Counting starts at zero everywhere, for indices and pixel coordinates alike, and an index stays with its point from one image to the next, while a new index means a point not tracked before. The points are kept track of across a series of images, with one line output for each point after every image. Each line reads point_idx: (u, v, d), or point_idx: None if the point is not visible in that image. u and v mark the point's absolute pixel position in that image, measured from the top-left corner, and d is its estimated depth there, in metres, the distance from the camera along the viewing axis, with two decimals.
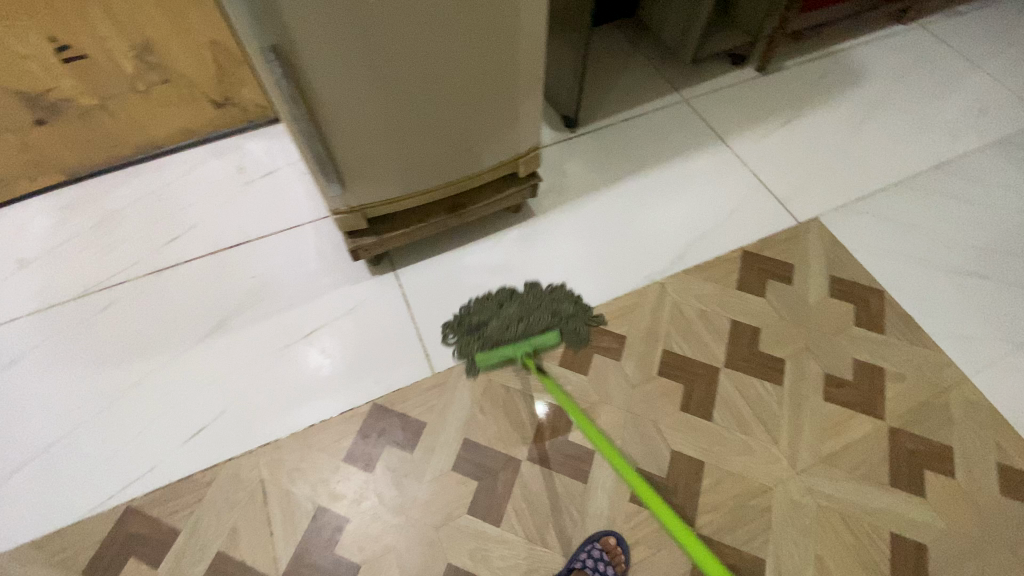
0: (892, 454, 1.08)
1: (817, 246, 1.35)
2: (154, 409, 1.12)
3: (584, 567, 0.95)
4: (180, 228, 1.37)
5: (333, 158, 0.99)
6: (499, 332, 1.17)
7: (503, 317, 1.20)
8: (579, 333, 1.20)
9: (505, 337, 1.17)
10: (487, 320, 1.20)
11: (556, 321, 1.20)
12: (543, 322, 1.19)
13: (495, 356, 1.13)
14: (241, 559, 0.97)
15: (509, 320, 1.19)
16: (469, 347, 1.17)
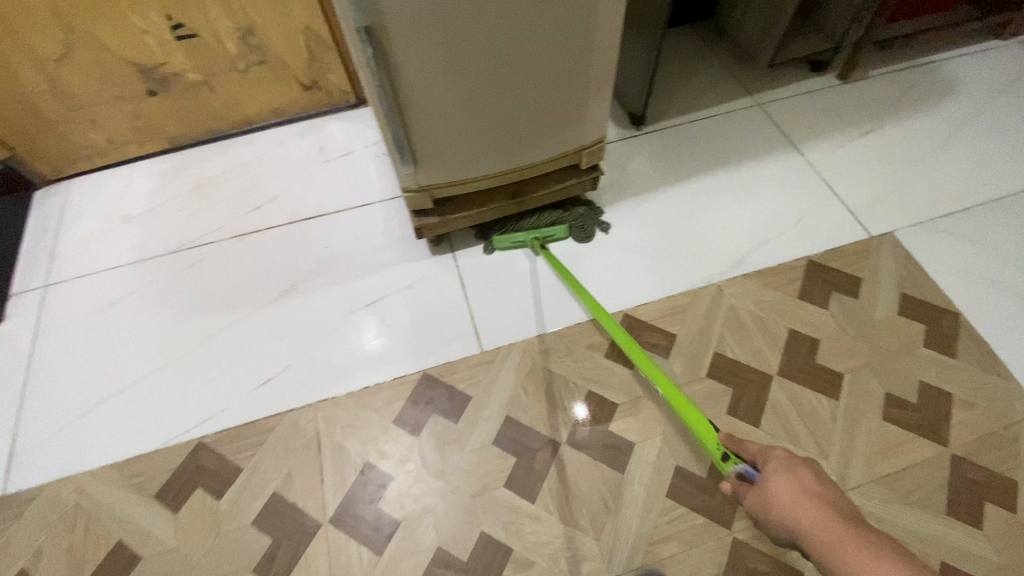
0: (953, 483, 1.02)
1: (889, 261, 1.29)
2: (228, 358, 1.23)
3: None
4: (263, 197, 1.49)
5: (409, 137, 1.05)
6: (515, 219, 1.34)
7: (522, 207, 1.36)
8: (585, 229, 1.34)
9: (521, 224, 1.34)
10: None
11: (568, 216, 1.35)
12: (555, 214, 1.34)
13: (509, 239, 1.31)
14: (293, 502, 1.05)
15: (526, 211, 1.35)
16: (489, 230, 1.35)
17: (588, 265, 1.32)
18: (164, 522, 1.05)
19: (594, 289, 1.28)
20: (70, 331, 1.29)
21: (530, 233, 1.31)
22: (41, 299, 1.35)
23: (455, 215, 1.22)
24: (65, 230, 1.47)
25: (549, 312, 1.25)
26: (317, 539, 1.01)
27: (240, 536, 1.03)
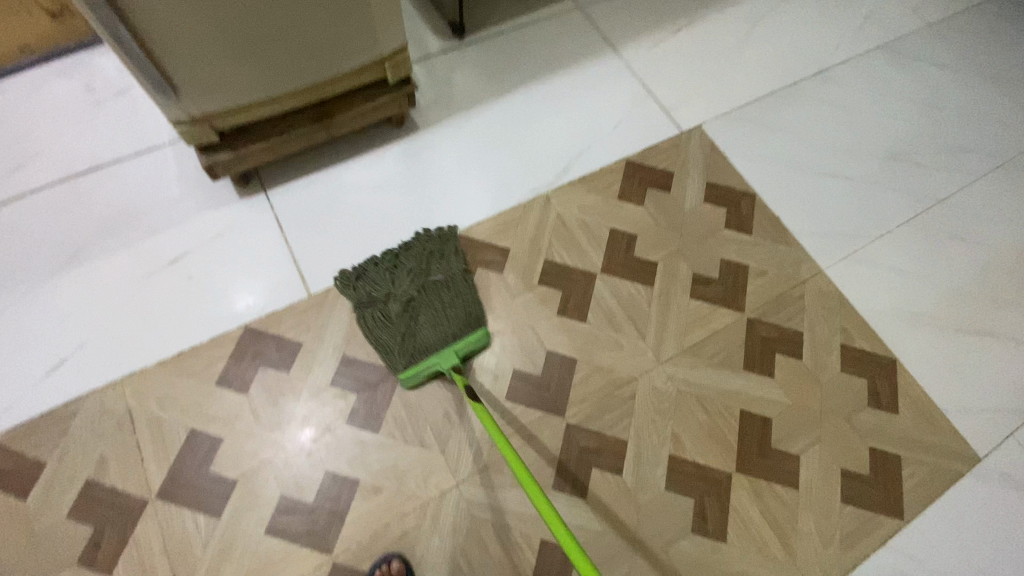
0: (748, 342, 1.17)
1: (697, 154, 1.39)
2: (4, 347, 1.05)
3: None
4: (20, 154, 1.23)
5: (154, 57, 0.89)
6: (422, 335, 1.05)
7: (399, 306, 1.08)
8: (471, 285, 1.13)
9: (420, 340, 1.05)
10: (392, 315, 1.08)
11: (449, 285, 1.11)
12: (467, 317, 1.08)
13: (424, 370, 1.04)
14: (112, 485, 0.96)
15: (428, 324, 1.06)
16: (389, 357, 1.05)
17: (416, 190, 1.27)
18: None
19: (423, 214, 1.24)
20: None
21: (448, 355, 1.04)
22: None
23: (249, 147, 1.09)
24: None
25: (377, 245, 1.20)
26: (145, 516, 0.94)
27: (50, 535, 0.93)
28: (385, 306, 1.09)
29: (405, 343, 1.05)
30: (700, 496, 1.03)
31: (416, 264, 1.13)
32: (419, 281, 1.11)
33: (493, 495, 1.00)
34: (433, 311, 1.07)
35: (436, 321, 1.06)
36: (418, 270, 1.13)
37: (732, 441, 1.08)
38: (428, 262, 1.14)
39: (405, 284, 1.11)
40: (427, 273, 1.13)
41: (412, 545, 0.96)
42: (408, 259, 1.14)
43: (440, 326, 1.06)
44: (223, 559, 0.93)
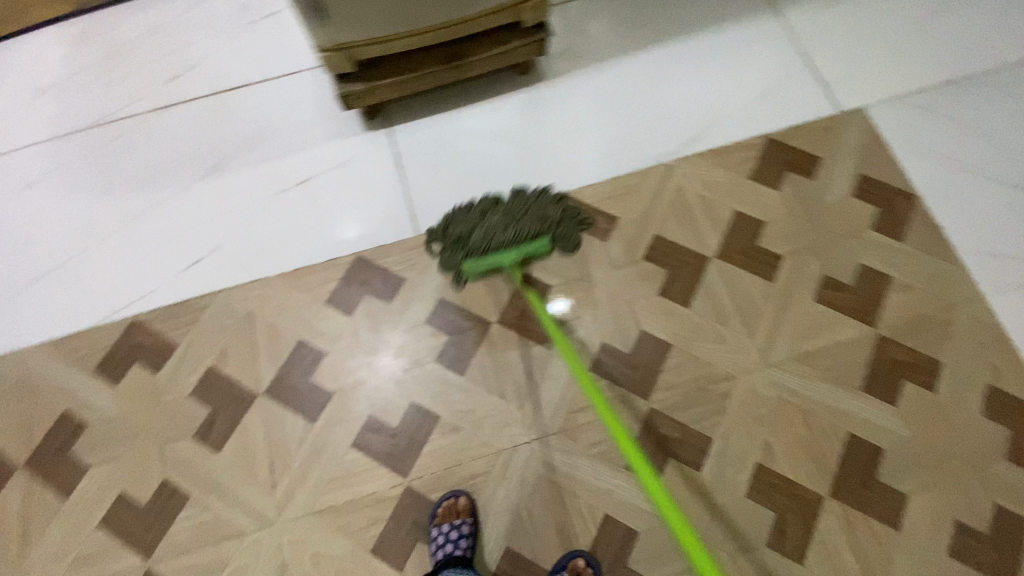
0: (872, 361, 1.04)
1: (852, 140, 1.21)
2: (156, 238, 1.19)
3: None
4: (183, 65, 1.35)
5: None
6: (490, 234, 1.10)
7: (485, 226, 1.11)
8: (569, 238, 1.12)
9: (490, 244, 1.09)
10: (472, 229, 1.12)
11: (544, 227, 1.11)
12: (535, 226, 1.11)
13: (484, 263, 1.08)
14: (230, 374, 1.08)
15: (495, 224, 1.11)
16: (456, 252, 1.11)
17: (533, 143, 1.23)
18: (103, 393, 1.08)
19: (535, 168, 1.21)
20: None
21: (511, 256, 1.08)
22: None
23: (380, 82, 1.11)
24: None
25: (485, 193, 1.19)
26: (254, 408, 1.05)
27: (178, 406, 1.06)
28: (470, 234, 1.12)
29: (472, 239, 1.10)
30: (783, 512, 0.96)
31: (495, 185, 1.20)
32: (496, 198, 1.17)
33: (564, 460, 1.00)
34: (504, 215, 1.12)
35: (505, 224, 1.11)
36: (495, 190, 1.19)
37: (830, 464, 0.99)
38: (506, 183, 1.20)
39: (495, 218, 1.12)
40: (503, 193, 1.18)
41: (479, 489, 1.00)
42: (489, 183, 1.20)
43: (507, 228, 1.10)
44: (312, 460, 1.02)
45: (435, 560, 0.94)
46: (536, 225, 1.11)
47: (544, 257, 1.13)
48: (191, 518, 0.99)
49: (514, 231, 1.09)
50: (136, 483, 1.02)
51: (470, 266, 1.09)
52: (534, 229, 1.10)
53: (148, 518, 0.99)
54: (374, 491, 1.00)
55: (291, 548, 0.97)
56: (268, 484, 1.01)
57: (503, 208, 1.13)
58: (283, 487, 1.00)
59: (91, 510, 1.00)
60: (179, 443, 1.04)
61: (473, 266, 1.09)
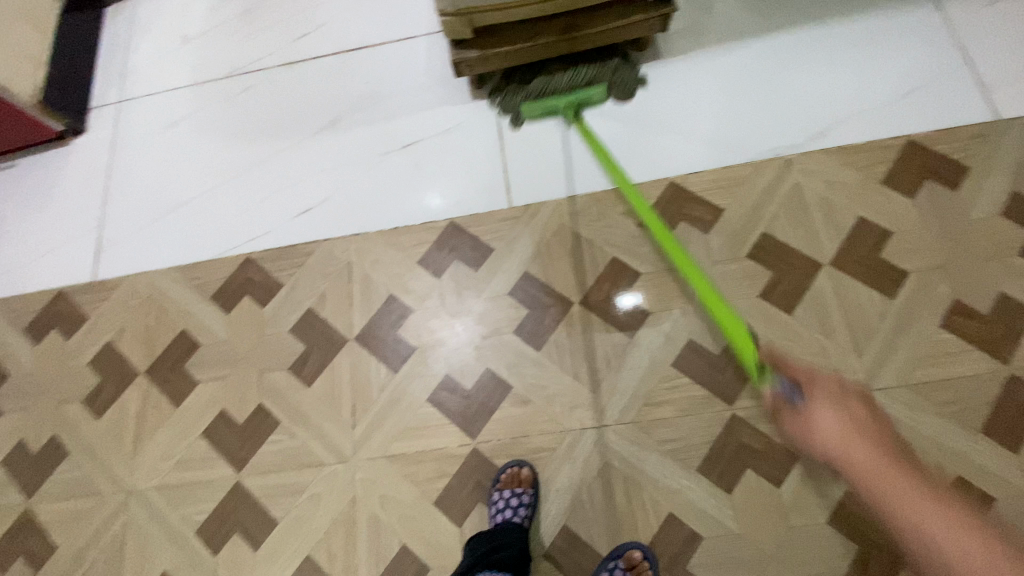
0: (1000, 402, 0.93)
1: (1013, 153, 1.06)
2: (273, 185, 1.29)
3: None
4: (310, 24, 1.43)
5: None
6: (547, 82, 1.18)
7: (545, 70, 1.19)
8: (626, 86, 1.18)
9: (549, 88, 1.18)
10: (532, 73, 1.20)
11: (603, 72, 1.18)
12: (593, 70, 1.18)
13: (542, 105, 1.18)
14: (324, 318, 1.15)
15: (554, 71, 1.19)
16: (513, 93, 1.20)
17: (640, 124, 1.18)
18: (216, 319, 1.19)
19: (639, 150, 1.16)
20: (142, 146, 1.39)
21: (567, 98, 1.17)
22: (115, 113, 1.44)
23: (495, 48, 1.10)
24: (131, 48, 1.50)
25: (584, 172, 1.17)
26: (342, 352, 1.12)
27: (278, 340, 1.15)
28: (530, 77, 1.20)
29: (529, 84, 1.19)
30: (867, 546, 0.89)
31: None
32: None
33: (633, 450, 0.98)
34: (561, 61, 1.19)
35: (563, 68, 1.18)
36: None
37: None
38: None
39: (556, 62, 1.19)
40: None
41: (544, 463, 1.00)
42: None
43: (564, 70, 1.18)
44: (390, 409, 1.07)
45: (494, 523, 0.96)
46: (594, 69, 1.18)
47: (599, 102, 1.21)
48: (278, 442, 1.08)
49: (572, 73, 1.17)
50: (236, 403, 1.12)
51: (527, 109, 1.19)
52: (591, 74, 1.17)
53: (242, 436, 1.10)
54: (442, 447, 1.04)
55: (362, 486, 1.03)
56: (348, 423, 1.07)
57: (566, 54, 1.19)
58: (361, 429, 1.06)
59: (197, 420, 1.12)
60: (275, 373, 1.13)
61: (531, 106, 1.19)
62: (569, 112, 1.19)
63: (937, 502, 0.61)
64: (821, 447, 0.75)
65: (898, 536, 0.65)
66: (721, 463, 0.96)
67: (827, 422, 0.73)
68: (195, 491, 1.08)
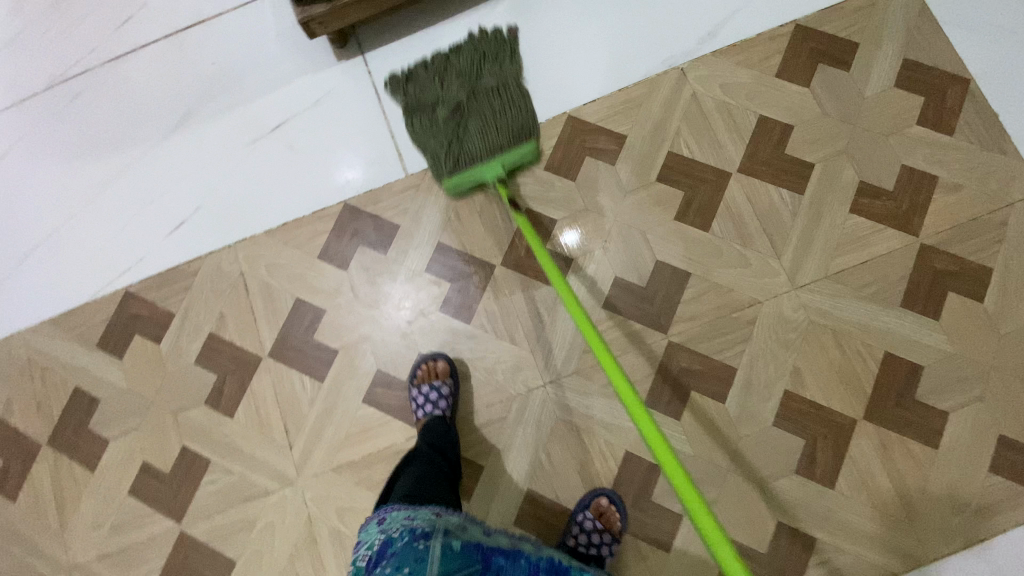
0: (914, 274, 0.95)
1: (897, 21, 1.03)
2: (134, 204, 1.12)
3: (578, 546, 0.90)
4: (129, 6, 1.20)
5: None
6: (468, 140, 1.00)
7: (442, 120, 1.02)
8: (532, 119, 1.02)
9: (467, 151, 1.00)
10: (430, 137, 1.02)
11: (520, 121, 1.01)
12: (509, 124, 1.01)
13: (467, 176, 0.99)
14: (231, 340, 1.05)
15: (476, 128, 1.00)
16: (433, 160, 1.01)
17: (525, 57, 1.08)
18: (111, 367, 1.06)
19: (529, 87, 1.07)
20: None
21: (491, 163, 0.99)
22: None
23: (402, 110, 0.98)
24: None
25: None
26: (260, 371, 1.03)
27: (186, 375, 1.04)
28: (433, 112, 1.04)
29: (450, 147, 1.00)
30: (813, 438, 0.92)
31: (470, 69, 1.05)
32: (469, 85, 1.03)
33: (581, 401, 0.96)
34: (483, 114, 1.01)
35: (486, 125, 1.00)
36: (472, 74, 1.04)
37: (865, 386, 0.93)
38: (486, 68, 1.05)
39: (454, 87, 1.04)
40: (479, 78, 1.04)
41: (496, 435, 0.97)
42: (462, 66, 1.05)
43: (489, 126, 1.00)
44: (325, 419, 1.00)
45: (418, 419, 0.96)
46: (522, 121, 1.01)
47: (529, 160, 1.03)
48: (216, 481, 1.00)
49: (498, 129, 1.00)
50: (157, 452, 1.02)
51: (449, 182, 1.00)
52: (518, 127, 1.01)
53: (174, 485, 1.01)
54: (390, 444, 0.99)
55: (316, 504, 0.98)
56: (285, 444, 1.00)
57: (462, 87, 1.03)
58: (300, 447, 1.00)
59: (119, 480, 1.02)
60: (192, 411, 1.03)
61: (454, 183, 1.01)
62: (500, 179, 1.00)
63: None
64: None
65: None
66: (666, 394, 0.94)
67: None
68: (138, 553, 0.99)
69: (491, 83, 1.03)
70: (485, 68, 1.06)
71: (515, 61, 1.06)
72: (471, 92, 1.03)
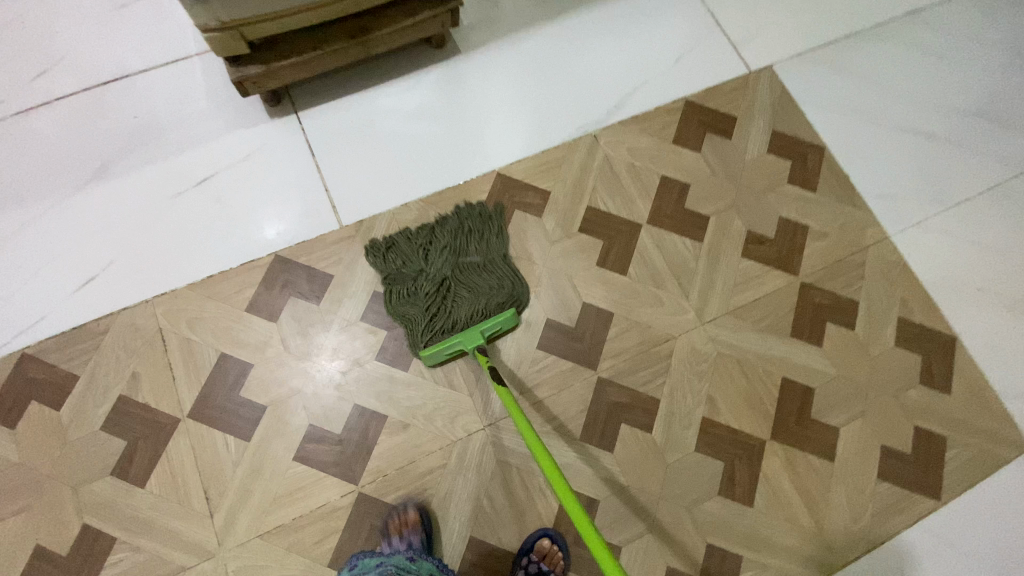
0: (799, 307, 1.10)
1: (766, 97, 1.25)
2: (38, 258, 1.05)
3: None
4: (45, 58, 1.19)
5: None
6: (454, 313, 1.02)
7: (427, 269, 1.05)
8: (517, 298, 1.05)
9: (457, 319, 1.01)
10: (411, 265, 1.06)
11: (489, 293, 1.04)
12: (496, 299, 1.03)
13: (447, 349, 0.98)
14: (145, 401, 0.97)
15: (437, 271, 1.05)
16: (414, 332, 1.01)
17: (475, 116, 1.18)
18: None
19: (448, 164, 1.14)
20: None
21: (473, 334, 0.98)
22: None
23: (254, 13, 0.92)
24: None
25: (425, 167, 1.14)
26: (177, 434, 0.96)
27: (89, 444, 0.96)
28: (416, 283, 1.04)
29: (436, 318, 1.01)
30: (730, 459, 1.01)
31: (457, 244, 1.07)
32: (453, 261, 1.06)
33: (518, 440, 0.99)
34: (468, 291, 1.03)
35: (472, 299, 1.03)
36: (458, 251, 1.07)
37: (769, 409, 1.04)
38: (472, 243, 1.08)
39: (439, 262, 1.05)
40: (464, 254, 1.07)
41: (436, 483, 0.97)
42: (448, 239, 1.07)
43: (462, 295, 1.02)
44: (251, 481, 0.94)
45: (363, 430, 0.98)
46: (483, 276, 1.05)
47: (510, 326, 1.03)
48: (124, 560, 0.91)
49: (460, 286, 1.03)
50: (54, 533, 0.93)
51: (430, 354, 0.97)
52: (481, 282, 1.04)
53: (73, 570, 0.91)
54: (325, 503, 0.94)
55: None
56: (206, 512, 0.93)
57: (451, 229, 1.08)
58: (223, 514, 0.93)
59: (5, 569, 0.92)
60: (95, 483, 0.94)
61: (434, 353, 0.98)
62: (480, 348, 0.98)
63: (635, 402, 1.02)
64: (578, 354, 1.04)
65: (604, 389, 1.03)
66: (605, 408, 1.02)
67: (619, 394, 1.02)
68: None
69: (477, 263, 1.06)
70: (470, 253, 1.07)
71: (500, 236, 1.09)
72: (455, 267, 1.05)
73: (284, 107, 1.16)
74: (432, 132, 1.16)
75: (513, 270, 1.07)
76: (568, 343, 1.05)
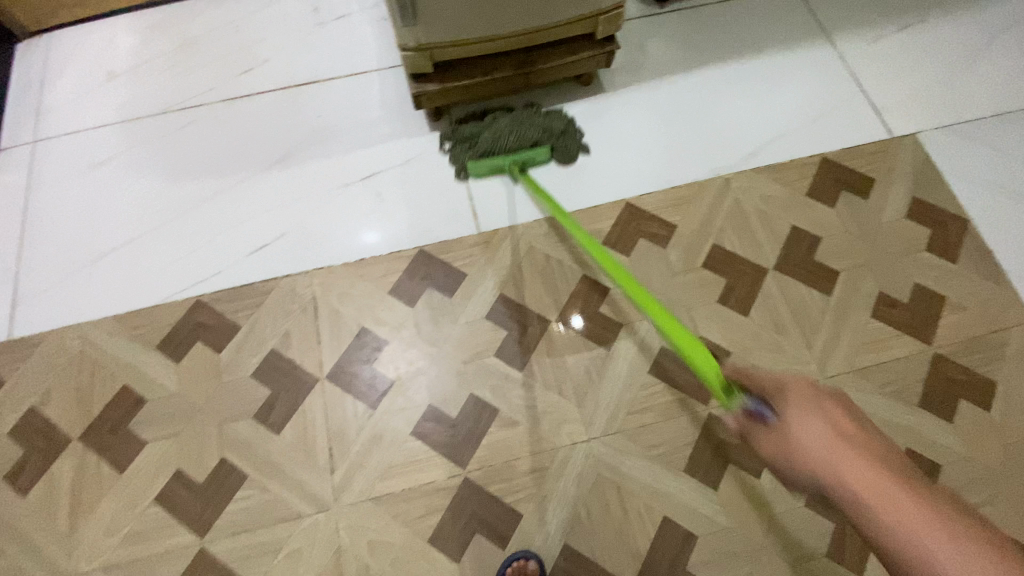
0: (929, 377, 1.05)
1: (907, 163, 1.24)
2: (223, 221, 1.23)
3: None
4: (253, 60, 1.41)
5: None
6: (503, 144, 1.21)
7: (494, 127, 1.22)
8: (567, 150, 1.23)
9: (501, 145, 1.21)
10: (482, 129, 1.23)
11: (543, 138, 1.22)
12: (538, 134, 1.22)
13: (487, 164, 1.21)
14: (291, 358, 1.09)
15: (503, 127, 1.22)
16: (466, 149, 1.23)
17: (613, 149, 1.26)
18: (166, 369, 1.10)
19: (582, 188, 1.22)
20: (62, 189, 1.29)
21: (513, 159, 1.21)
22: (29, 154, 1.33)
23: (447, 38, 1.06)
24: (46, 84, 1.40)
25: (561, 188, 1.23)
26: (313, 392, 1.06)
27: (239, 388, 1.08)
28: (483, 129, 1.23)
29: (487, 145, 1.21)
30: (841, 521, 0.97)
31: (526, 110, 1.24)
32: (517, 119, 1.23)
33: (622, 458, 1.01)
34: (520, 134, 1.21)
35: (521, 138, 1.21)
36: (523, 115, 1.24)
37: None
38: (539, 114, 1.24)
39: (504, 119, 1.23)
40: (529, 116, 1.23)
41: (538, 485, 1.00)
42: (517, 111, 1.24)
43: (514, 133, 1.21)
44: (371, 447, 1.02)
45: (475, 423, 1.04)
46: (538, 133, 1.22)
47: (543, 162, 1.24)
48: (250, 498, 1.00)
49: (518, 137, 1.21)
50: (192, 461, 1.03)
51: (474, 165, 1.21)
52: (535, 136, 1.21)
53: (204, 497, 1.01)
54: (432, 481, 1.00)
55: (347, 534, 0.97)
56: (327, 468, 1.01)
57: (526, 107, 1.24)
58: (341, 472, 1.01)
59: (147, 487, 1.02)
60: (238, 423, 1.05)
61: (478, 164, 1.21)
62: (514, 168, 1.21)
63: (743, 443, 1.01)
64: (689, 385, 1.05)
65: (712, 423, 1.03)
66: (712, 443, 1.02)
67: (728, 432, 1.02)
68: (150, 566, 0.97)
69: (536, 122, 1.22)
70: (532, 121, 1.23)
71: (561, 113, 1.25)
72: (516, 119, 1.23)
73: (443, 123, 1.29)
74: (571, 158, 1.25)
75: (579, 138, 1.25)
76: (680, 373, 1.06)
